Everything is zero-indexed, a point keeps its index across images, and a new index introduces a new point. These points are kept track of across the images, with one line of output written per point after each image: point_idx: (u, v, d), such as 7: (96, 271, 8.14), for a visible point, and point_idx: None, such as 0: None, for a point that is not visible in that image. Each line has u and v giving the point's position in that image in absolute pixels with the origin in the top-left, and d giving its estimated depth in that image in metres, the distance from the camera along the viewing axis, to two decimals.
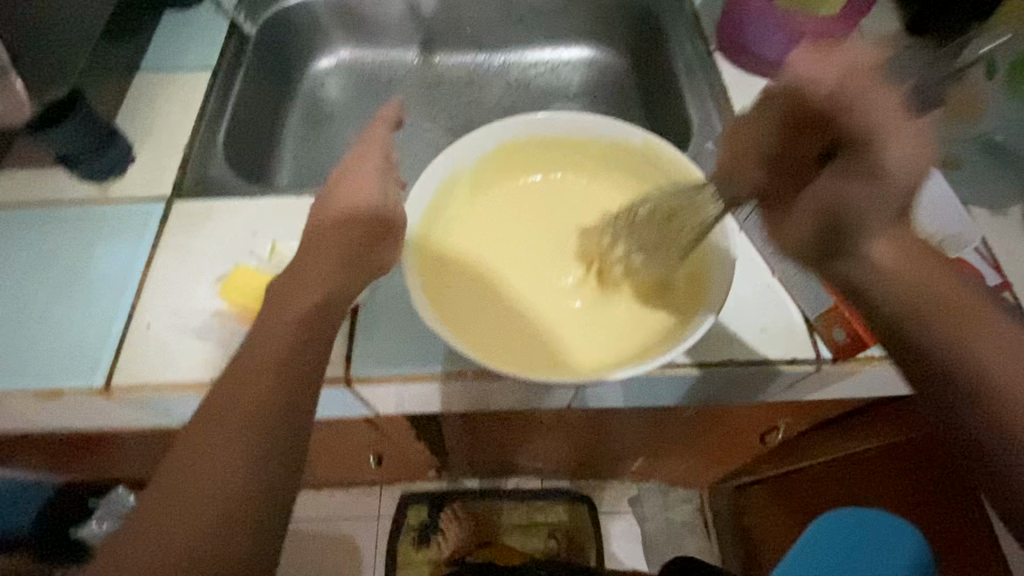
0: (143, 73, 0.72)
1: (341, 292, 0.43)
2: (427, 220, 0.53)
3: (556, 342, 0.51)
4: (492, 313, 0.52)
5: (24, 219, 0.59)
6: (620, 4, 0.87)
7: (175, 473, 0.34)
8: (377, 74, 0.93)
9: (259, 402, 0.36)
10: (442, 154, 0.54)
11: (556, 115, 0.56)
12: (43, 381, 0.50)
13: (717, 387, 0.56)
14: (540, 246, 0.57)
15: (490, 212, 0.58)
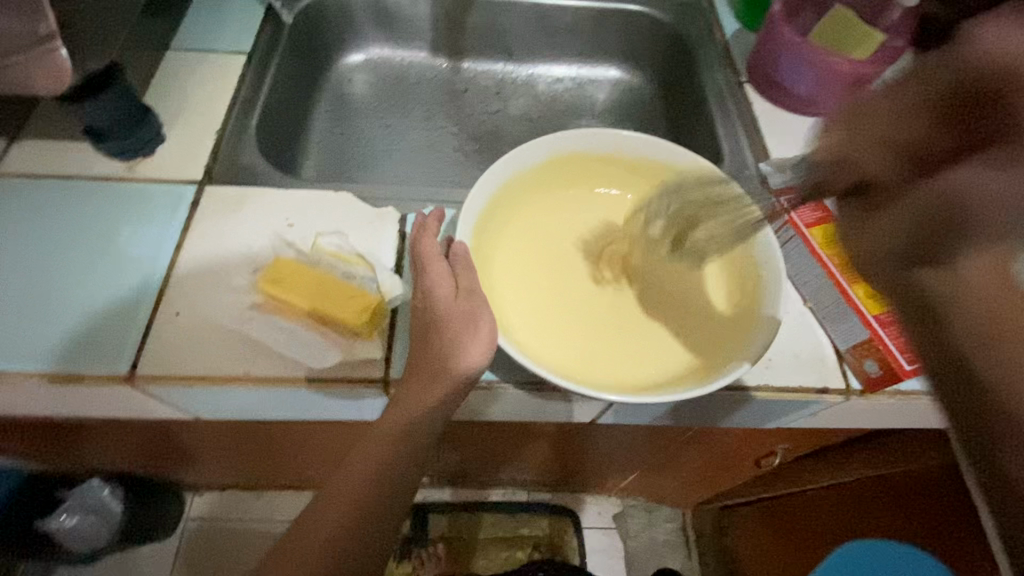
0: (174, 51, 0.70)
1: (441, 337, 0.46)
2: (479, 225, 0.53)
3: (596, 360, 0.51)
4: (538, 322, 0.52)
5: (46, 192, 0.57)
6: (654, 27, 0.89)
7: (335, 481, 0.47)
8: (405, 74, 0.93)
9: (367, 505, 0.46)
10: (497, 160, 0.54)
11: (613, 132, 0.57)
12: (66, 364, 0.48)
13: (746, 410, 0.57)
14: (587, 257, 0.57)
15: (540, 218, 0.58)
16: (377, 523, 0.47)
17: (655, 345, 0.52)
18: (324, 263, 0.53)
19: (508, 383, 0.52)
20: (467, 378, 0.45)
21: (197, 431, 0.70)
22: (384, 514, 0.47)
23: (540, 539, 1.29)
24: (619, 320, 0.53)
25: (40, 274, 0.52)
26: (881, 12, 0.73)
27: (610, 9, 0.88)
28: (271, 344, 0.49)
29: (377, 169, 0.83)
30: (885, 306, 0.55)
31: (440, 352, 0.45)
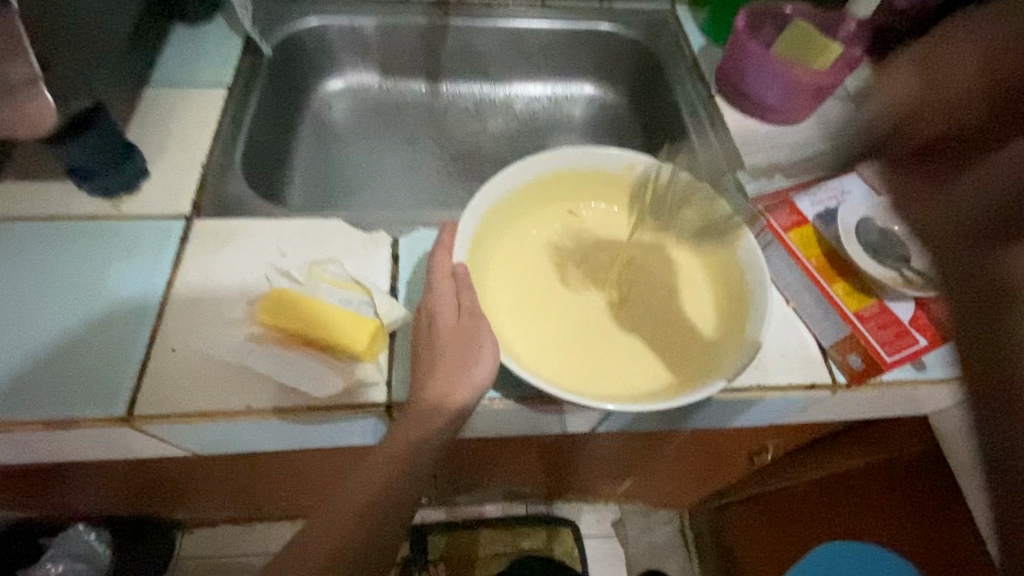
0: (154, 86, 0.70)
1: (439, 365, 0.46)
2: (474, 246, 0.54)
3: (589, 374, 0.52)
4: (532, 337, 0.53)
5: (29, 234, 0.56)
6: (625, 45, 0.92)
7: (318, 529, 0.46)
8: (385, 99, 0.94)
9: (359, 544, 0.45)
10: (489, 182, 0.55)
11: (597, 150, 0.59)
12: (60, 408, 0.47)
13: (737, 410, 0.59)
14: (575, 273, 0.58)
15: (531, 238, 0.60)
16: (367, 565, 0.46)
17: (645, 358, 0.53)
18: (321, 290, 0.54)
19: (509, 399, 0.53)
20: (467, 398, 0.46)
21: (191, 468, 0.68)
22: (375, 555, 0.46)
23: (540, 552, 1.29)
24: (608, 335, 0.54)
25: (27, 318, 0.51)
26: (838, 24, 0.77)
27: (583, 28, 0.91)
28: (271, 375, 0.49)
29: (362, 193, 0.83)
30: (863, 302, 0.58)
31: (440, 376, 0.46)
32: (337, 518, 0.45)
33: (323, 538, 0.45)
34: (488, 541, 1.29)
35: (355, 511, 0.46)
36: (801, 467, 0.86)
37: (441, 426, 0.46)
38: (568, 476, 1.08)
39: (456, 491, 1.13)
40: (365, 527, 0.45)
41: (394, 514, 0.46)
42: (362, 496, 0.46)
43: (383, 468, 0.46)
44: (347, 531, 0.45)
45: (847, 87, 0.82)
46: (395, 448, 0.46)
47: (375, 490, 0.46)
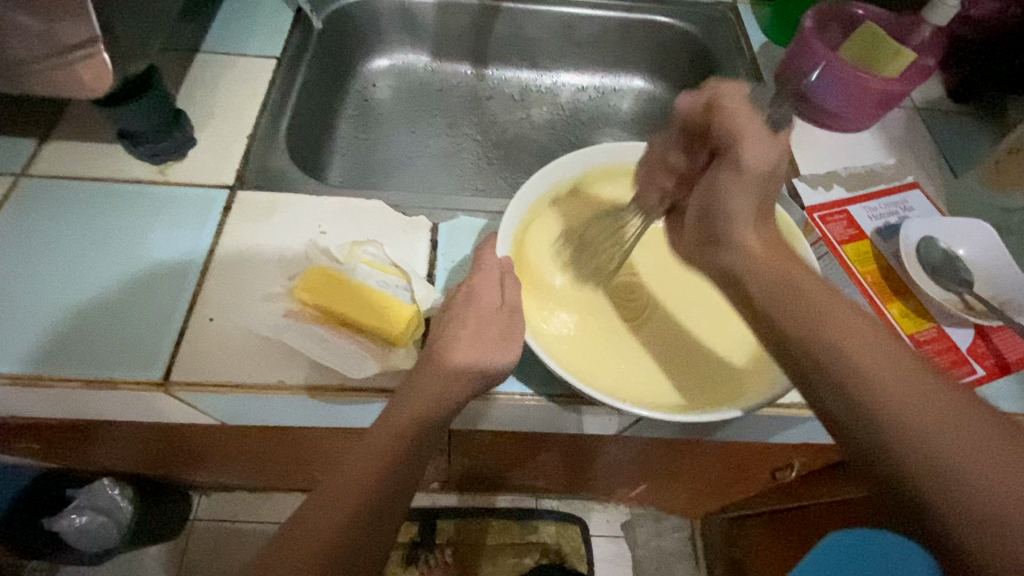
0: (206, 54, 0.70)
1: (450, 351, 0.43)
2: (516, 238, 0.53)
3: (645, 373, 0.50)
4: (576, 339, 0.51)
5: (78, 194, 0.56)
6: (680, 39, 0.89)
7: (297, 531, 0.38)
8: (429, 81, 0.93)
9: (350, 541, 0.37)
10: (535, 175, 0.54)
11: (652, 148, 0.57)
12: (100, 368, 0.48)
13: (772, 426, 0.56)
14: (618, 274, 0.57)
15: (579, 234, 0.58)
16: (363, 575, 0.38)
17: (706, 359, 0.51)
18: (359, 271, 0.54)
19: (541, 396, 0.51)
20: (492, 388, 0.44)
21: (218, 435, 0.69)
22: (371, 558, 0.38)
23: (548, 546, 1.28)
24: (666, 333, 0.53)
25: (74, 277, 0.52)
26: (912, 29, 0.72)
27: (637, 19, 0.88)
28: (306, 352, 0.49)
29: (401, 175, 0.83)
30: (919, 325, 0.55)
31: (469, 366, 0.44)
32: (325, 507, 0.38)
33: (307, 531, 0.38)
34: (497, 531, 1.29)
35: (344, 499, 0.38)
36: (825, 487, 0.83)
37: (442, 409, 0.42)
38: (582, 474, 1.07)
39: (470, 478, 1.13)
40: (356, 522, 0.38)
41: (391, 506, 0.40)
42: (352, 488, 0.39)
43: (373, 447, 0.40)
44: (331, 530, 0.37)
45: (913, 97, 0.78)
46: (393, 432, 0.41)
47: (367, 480, 0.39)
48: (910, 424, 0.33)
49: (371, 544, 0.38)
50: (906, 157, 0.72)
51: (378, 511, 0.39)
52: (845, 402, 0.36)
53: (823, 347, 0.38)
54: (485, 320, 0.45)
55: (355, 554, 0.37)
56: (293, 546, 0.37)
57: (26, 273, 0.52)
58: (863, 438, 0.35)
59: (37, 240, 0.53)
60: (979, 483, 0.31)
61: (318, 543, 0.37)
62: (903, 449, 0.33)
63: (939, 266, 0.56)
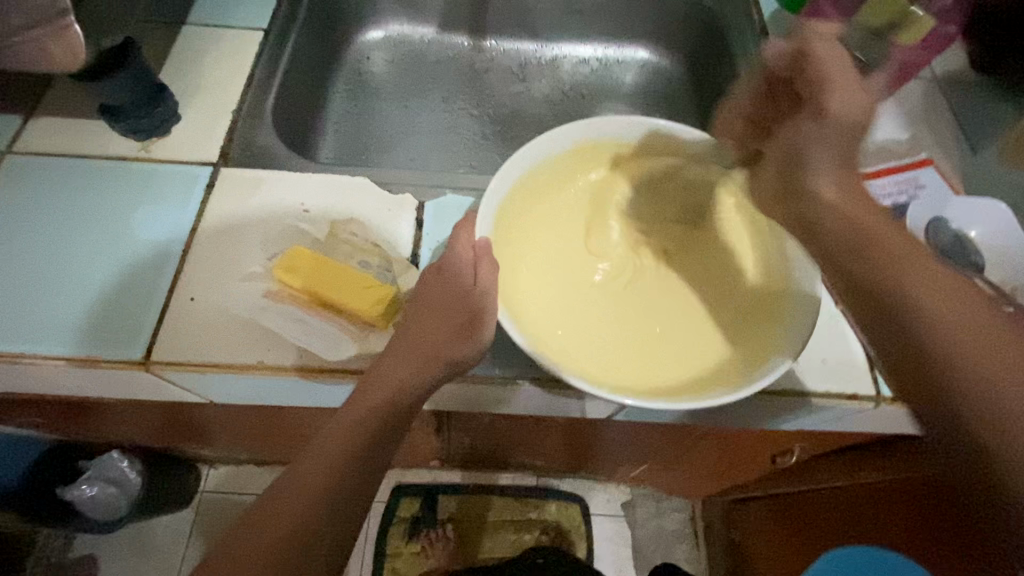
0: (191, 26, 0.68)
1: (427, 338, 0.43)
2: (499, 219, 0.50)
3: (655, 353, 0.49)
4: (574, 325, 0.50)
5: (61, 171, 0.56)
6: (686, 7, 0.85)
7: (270, 502, 0.40)
8: (425, 53, 0.90)
9: (314, 528, 0.39)
10: (518, 153, 0.51)
11: (641, 121, 0.54)
12: (84, 346, 0.48)
13: (763, 412, 0.55)
14: (602, 249, 0.55)
15: (565, 212, 0.56)
16: (328, 559, 0.39)
17: (708, 332, 0.51)
18: (341, 251, 0.53)
19: (526, 379, 0.50)
20: (461, 369, 0.43)
21: (212, 413, 0.70)
22: (331, 552, 0.39)
23: (548, 524, 1.30)
24: (672, 307, 0.52)
25: (61, 257, 0.51)
26: None
27: None
28: (288, 334, 0.48)
29: (394, 153, 0.81)
30: None
31: (441, 348, 0.42)
32: (292, 490, 0.39)
33: (268, 521, 0.39)
34: (498, 508, 1.31)
35: (303, 488, 0.39)
36: (823, 473, 0.82)
37: (413, 391, 0.42)
38: (581, 455, 1.07)
39: (469, 457, 1.14)
40: (315, 514, 0.39)
41: (351, 501, 0.40)
42: (321, 464, 0.40)
43: (334, 436, 0.40)
44: (299, 502, 0.39)
45: (932, 68, 0.73)
46: (364, 412, 0.41)
47: (335, 458, 0.40)
48: (930, 328, 0.36)
49: (336, 530, 0.39)
50: (922, 132, 0.68)
51: (335, 504, 0.39)
52: (863, 298, 0.39)
53: (854, 271, 0.40)
54: (458, 302, 0.43)
55: (313, 546, 0.38)
56: (264, 516, 0.39)
57: (9, 251, 0.51)
58: (913, 354, 0.36)
59: (25, 219, 0.53)
60: (998, 393, 0.32)
61: (289, 514, 0.39)
62: (963, 371, 0.34)
63: (949, 249, 0.52)
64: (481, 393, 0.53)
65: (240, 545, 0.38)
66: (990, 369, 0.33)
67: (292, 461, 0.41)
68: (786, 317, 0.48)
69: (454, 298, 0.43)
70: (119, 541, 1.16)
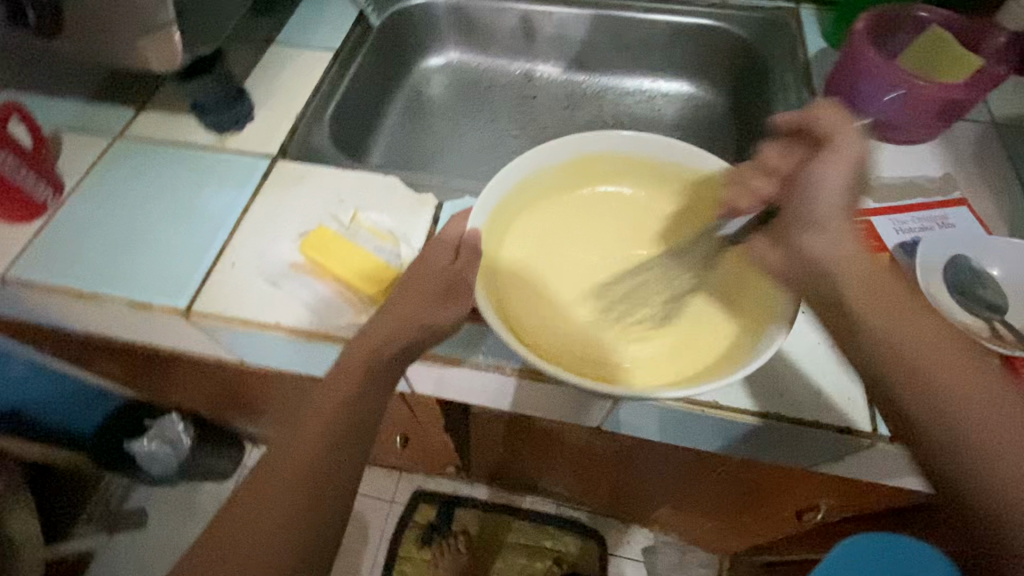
0: (276, 46, 0.80)
1: (409, 315, 0.46)
2: (493, 217, 0.53)
3: (617, 360, 0.51)
4: (554, 323, 0.52)
5: (154, 154, 0.67)
6: (731, 45, 0.88)
7: (287, 441, 0.44)
8: (480, 78, 0.99)
9: (323, 466, 0.43)
10: (519, 159, 0.54)
11: (638, 135, 0.56)
12: (141, 294, 0.57)
13: (741, 430, 0.56)
14: (593, 250, 0.57)
15: (559, 216, 0.59)
16: (333, 496, 0.43)
17: (689, 338, 0.51)
18: (359, 236, 0.59)
19: (507, 366, 0.54)
20: (431, 343, 0.47)
21: (249, 381, 0.78)
22: (320, 513, 0.42)
23: (561, 555, 1.28)
24: (657, 311, 0.53)
25: (140, 222, 0.62)
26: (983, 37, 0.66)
27: (687, 24, 0.89)
28: (301, 301, 0.55)
29: (438, 163, 0.89)
30: None
31: (419, 323, 0.46)
32: (303, 432, 0.44)
33: (284, 457, 0.43)
34: (512, 529, 1.31)
35: (314, 430, 0.44)
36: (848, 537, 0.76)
37: (389, 358, 0.46)
38: (597, 484, 1.05)
39: (487, 470, 1.16)
40: (325, 453, 0.43)
41: (355, 445, 0.44)
42: (326, 412, 0.44)
43: (331, 388, 0.45)
44: (310, 444, 0.43)
45: (988, 111, 0.70)
46: (345, 371, 0.45)
47: (335, 406, 0.44)
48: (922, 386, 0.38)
49: (340, 470, 0.43)
50: (966, 174, 0.65)
51: (342, 445, 0.44)
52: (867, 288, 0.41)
53: (865, 290, 0.41)
54: (436, 276, 0.47)
55: (322, 480, 0.43)
56: (284, 453, 0.44)
57: (102, 213, 0.62)
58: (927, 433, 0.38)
59: (122, 189, 0.65)
60: (1004, 462, 0.35)
61: (301, 453, 0.43)
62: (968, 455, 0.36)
63: (969, 286, 0.49)
64: (468, 377, 0.57)
65: (264, 475, 0.43)
66: (985, 427, 0.36)
67: (307, 406, 0.46)
68: (762, 328, 0.48)
69: (438, 281, 0.47)
70: (166, 499, 1.27)
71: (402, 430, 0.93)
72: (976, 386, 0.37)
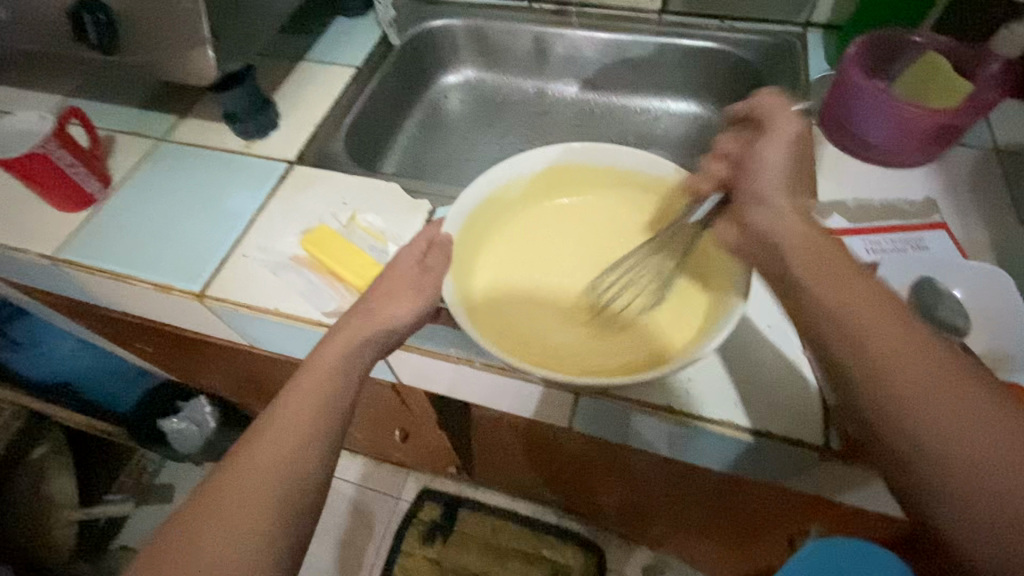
0: (305, 63, 0.88)
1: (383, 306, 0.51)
2: (467, 225, 0.58)
3: (602, 348, 0.55)
4: (538, 323, 0.57)
5: (189, 156, 0.76)
6: (735, 67, 0.90)
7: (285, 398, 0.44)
8: (494, 94, 1.04)
9: (322, 420, 0.43)
10: (482, 178, 0.59)
11: (588, 145, 0.61)
12: (165, 276, 0.64)
13: (696, 436, 0.58)
14: (564, 252, 0.62)
15: (528, 225, 0.64)
16: (328, 450, 0.43)
17: (662, 325, 0.55)
18: (356, 235, 0.65)
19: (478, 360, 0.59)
20: (403, 332, 0.51)
21: (261, 367, 0.85)
22: (303, 513, 0.40)
23: (559, 565, 1.28)
24: (631, 303, 0.57)
25: (170, 214, 0.70)
26: (980, 64, 0.66)
27: (694, 47, 0.91)
28: (299, 289, 0.61)
29: (448, 172, 0.94)
30: None
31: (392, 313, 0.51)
32: (301, 387, 0.44)
33: (281, 413, 0.43)
34: (512, 535, 1.32)
35: (312, 384, 0.45)
36: None
37: None
38: (592, 495, 1.06)
39: (486, 473, 1.18)
40: (323, 409, 0.44)
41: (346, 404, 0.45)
42: (321, 373, 0.45)
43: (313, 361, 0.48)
44: (308, 399, 0.44)
45: (989, 138, 0.69)
46: None
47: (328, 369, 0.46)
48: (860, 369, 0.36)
49: (333, 425, 0.44)
50: (959, 200, 0.64)
51: (337, 402, 0.45)
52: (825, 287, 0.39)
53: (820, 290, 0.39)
54: (410, 269, 0.52)
55: (321, 433, 0.43)
56: (280, 410, 0.43)
57: (140, 206, 0.71)
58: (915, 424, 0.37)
59: (159, 185, 0.73)
60: (967, 462, 0.32)
61: (300, 408, 0.43)
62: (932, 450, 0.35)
63: (933, 309, 0.49)
64: (445, 368, 0.62)
65: (259, 430, 0.42)
66: (945, 429, 0.32)
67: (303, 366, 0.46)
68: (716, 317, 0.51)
69: (413, 276, 0.52)
70: (191, 478, 1.36)
71: (402, 423, 0.98)
72: (933, 378, 0.34)
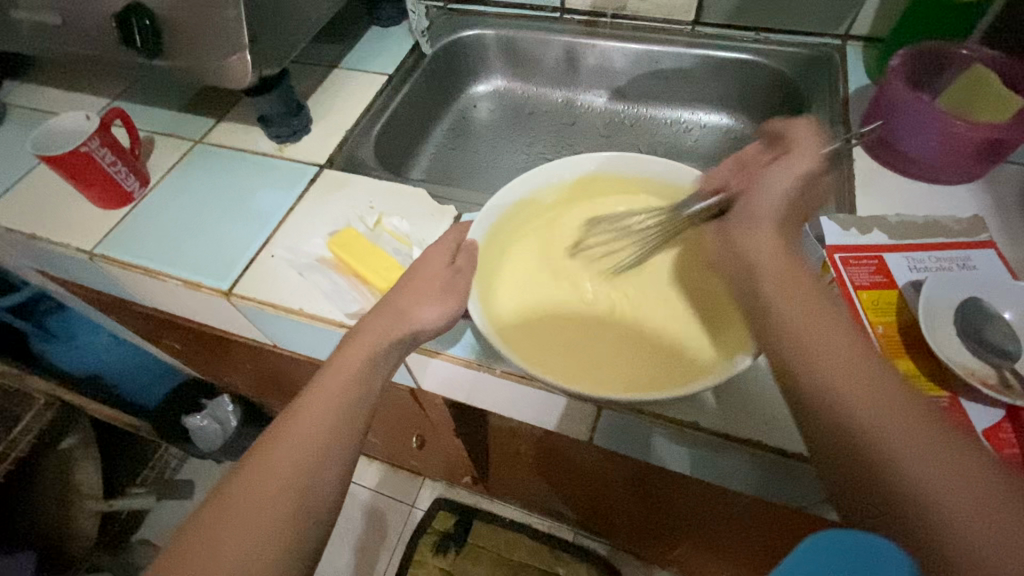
0: (339, 70, 0.90)
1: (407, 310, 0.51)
2: (490, 237, 0.59)
3: (636, 363, 0.52)
4: (569, 338, 0.55)
5: (224, 158, 0.78)
6: (769, 79, 0.89)
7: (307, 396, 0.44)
8: (523, 104, 1.04)
9: (343, 421, 0.43)
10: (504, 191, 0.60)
11: (603, 156, 0.62)
12: (195, 274, 0.65)
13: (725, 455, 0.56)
14: (590, 264, 0.61)
15: (551, 236, 0.64)
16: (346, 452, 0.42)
17: (694, 336, 0.54)
18: (381, 238, 0.66)
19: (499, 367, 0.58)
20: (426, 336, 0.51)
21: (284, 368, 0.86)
22: (313, 513, 0.39)
23: None
24: (661, 316, 0.56)
25: (203, 214, 0.71)
26: None
27: (727, 59, 0.90)
28: (324, 291, 0.61)
29: (476, 179, 0.95)
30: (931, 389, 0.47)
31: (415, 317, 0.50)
32: (324, 387, 0.44)
33: (303, 410, 0.43)
34: (527, 550, 1.29)
35: (336, 384, 0.45)
36: None
37: None
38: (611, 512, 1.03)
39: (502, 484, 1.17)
40: (343, 410, 0.43)
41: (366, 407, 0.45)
42: (343, 374, 0.45)
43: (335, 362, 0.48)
44: (329, 399, 0.44)
45: None
46: None
47: (349, 372, 0.46)
48: (823, 377, 0.37)
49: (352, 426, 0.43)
50: (1008, 218, 0.61)
51: (358, 405, 0.44)
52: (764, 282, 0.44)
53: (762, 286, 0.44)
54: (433, 273, 0.52)
55: (340, 433, 0.42)
56: (302, 407, 0.43)
57: (175, 206, 0.73)
58: (852, 462, 0.35)
59: (194, 186, 0.75)
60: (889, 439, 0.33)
61: (322, 408, 0.43)
62: (909, 484, 0.32)
63: (982, 332, 0.47)
64: (466, 374, 0.61)
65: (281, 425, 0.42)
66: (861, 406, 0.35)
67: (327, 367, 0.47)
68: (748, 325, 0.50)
69: (437, 281, 0.52)
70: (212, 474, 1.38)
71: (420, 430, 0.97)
72: (852, 361, 0.37)
